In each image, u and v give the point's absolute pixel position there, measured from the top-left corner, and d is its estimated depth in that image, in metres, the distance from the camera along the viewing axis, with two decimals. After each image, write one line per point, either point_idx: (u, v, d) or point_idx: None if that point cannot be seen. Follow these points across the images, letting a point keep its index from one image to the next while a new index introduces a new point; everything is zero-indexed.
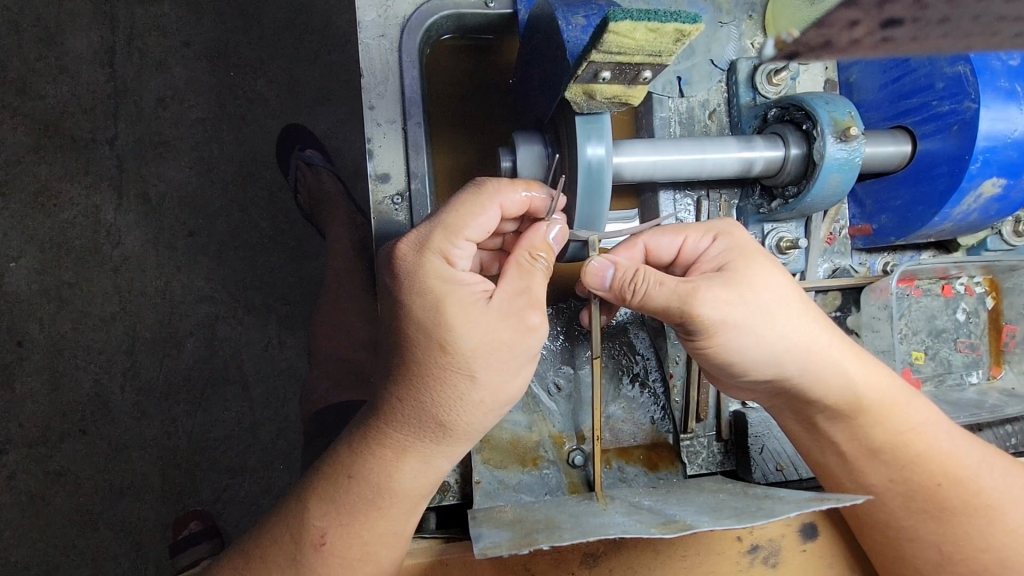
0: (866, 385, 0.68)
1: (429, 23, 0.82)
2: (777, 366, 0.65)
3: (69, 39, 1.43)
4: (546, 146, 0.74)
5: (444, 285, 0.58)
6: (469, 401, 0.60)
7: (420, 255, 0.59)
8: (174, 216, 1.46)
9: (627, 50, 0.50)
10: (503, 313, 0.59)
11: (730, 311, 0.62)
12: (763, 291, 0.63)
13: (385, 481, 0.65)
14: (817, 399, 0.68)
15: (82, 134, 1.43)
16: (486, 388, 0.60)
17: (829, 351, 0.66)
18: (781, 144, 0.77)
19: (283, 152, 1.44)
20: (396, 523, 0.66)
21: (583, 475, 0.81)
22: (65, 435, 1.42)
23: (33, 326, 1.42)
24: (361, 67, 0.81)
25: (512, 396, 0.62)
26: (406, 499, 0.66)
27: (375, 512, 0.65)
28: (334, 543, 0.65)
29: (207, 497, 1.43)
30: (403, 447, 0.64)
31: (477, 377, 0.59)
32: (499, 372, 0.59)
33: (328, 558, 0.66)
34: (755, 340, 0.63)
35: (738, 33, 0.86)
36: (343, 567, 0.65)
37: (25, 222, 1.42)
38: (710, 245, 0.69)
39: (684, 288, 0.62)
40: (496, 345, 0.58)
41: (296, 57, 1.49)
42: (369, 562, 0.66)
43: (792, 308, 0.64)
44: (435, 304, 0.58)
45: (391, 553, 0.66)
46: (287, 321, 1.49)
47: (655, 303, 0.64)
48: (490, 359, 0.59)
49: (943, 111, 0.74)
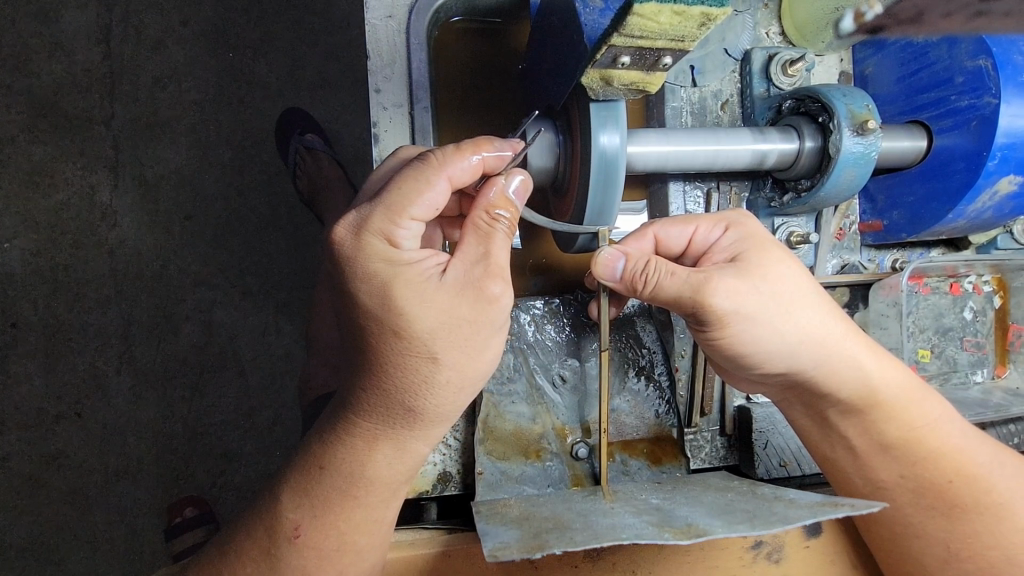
0: (881, 379, 0.68)
1: (438, 4, 0.80)
2: (790, 358, 0.64)
3: (64, 15, 1.39)
4: (558, 134, 0.73)
5: (390, 268, 0.56)
6: (435, 384, 0.59)
7: (360, 238, 0.56)
8: (171, 199, 1.44)
9: (650, 33, 0.48)
10: (460, 290, 0.57)
11: (743, 301, 0.61)
12: (777, 282, 0.62)
13: (349, 469, 0.63)
14: (831, 393, 0.68)
15: (77, 113, 1.40)
16: (451, 367, 0.58)
17: (843, 344, 0.65)
18: (795, 136, 0.76)
19: (283, 136, 1.42)
20: (374, 511, 0.65)
21: (588, 468, 0.80)
22: (60, 417, 1.40)
23: (27, 307, 1.40)
24: (367, 49, 0.79)
25: (481, 372, 0.61)
26: (382, 487, 0.64)
27: (351, 501, 0.64)
28: (309, 535, 0.64)
29: (202, 482, 1.43)
30: (369, 435, 0.62)
31: (439, 358, 0.57)
32: (460, 350, 0.58)
33: (304, 551, 0.64)
34: (767, 331, 0.62)
35: (753, 22, 0.84)
36: (321, 560, 0.64)
37: (19, 202, 1.39)
38: (722, 236, 0.68)
39: (696, 278, 0.61)
40: (456, 324, 0.56)
41: (297, 39, 1.46)
42: (349, 552, 0.64)
43: (805, 299, 0.64)
44: (383, 289, 0.55)
45: (374, 541, 0.65)
46: (284, 307, 1.48)
47: (667, 294, 0.63)
48: (448, 338, 0.57)
49: (963, 106, 0.73)
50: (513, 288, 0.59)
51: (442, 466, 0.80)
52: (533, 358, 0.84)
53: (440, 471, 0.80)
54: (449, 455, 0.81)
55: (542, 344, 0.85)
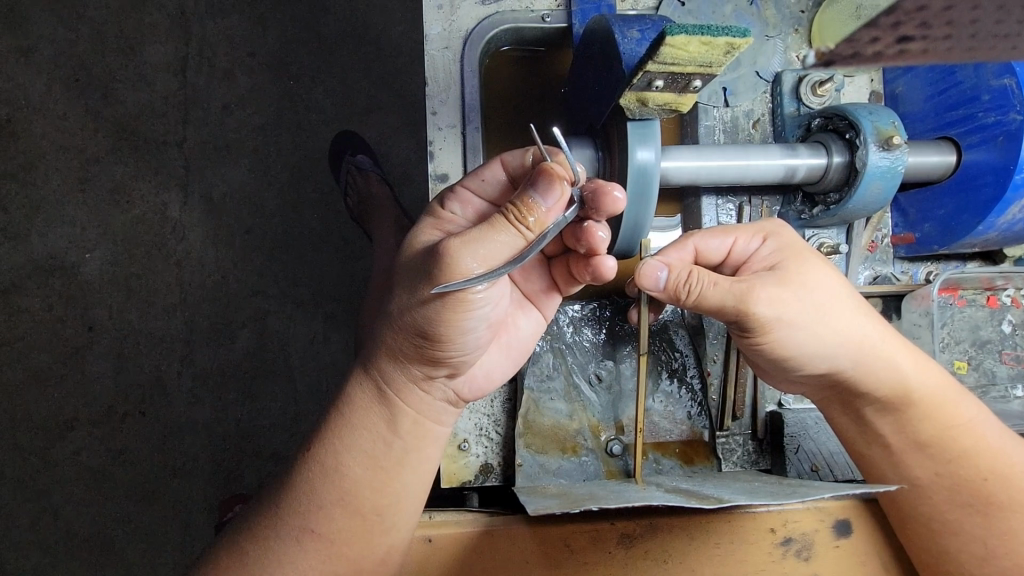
0: (917, 380, 0.70)
1: (489, 36, 0.89)
2: (830, 361, 0.68)
3: (147, 50, 1.57)
4: (596, 150, 0.79)
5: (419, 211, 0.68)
6: (397, 326, 0.61)
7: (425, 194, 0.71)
8: (233, 215, 1.57)
9: (681, 60, 0.54)
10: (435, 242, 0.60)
11: (785, 309, 0.65)
12: (817, 289, 0.66)
13: (351, 395, 0.69)
14: (868, 393, 0.71)
15: (155, 137, 1.57)
16: (405, 310, 0.59)
17: (881, 346, 0.69)
18: (824, 152, 0.80)
19: (336, 156, 1.54)
20: (369, 448, 0.69)
21: (622, 464, 0.85)
22: (128, 414, 1.54)
23: (104, 312, 1.55)
24: (425, 77, 0.88)
25: (441, 332, 0.60)
26: (370, 423, 0.68)
27: (346, 426, 0.69)
28: (317, 449, 0.70)
29: (252, 481, 1.53)
30: (368, 368, 0.68)
31: (400, 291, 0.60)
32: (411, 293, 0.59)
33: (309, 464, 0.70)
34: (807, 337, 0.66)
35: (784, 46, 0.89)
36: (320, 476, 0.69)
37: (102, 217, 1.56)
38: (761, 245, 0.72)
39: (739, 287, 0.65)
40: (418, 268, 0.59)
41: (351, 67, 1.59)
42: (337, 478, 0.68)
43: (842, 302, 0.67)
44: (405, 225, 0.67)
45: (362, 476, 0.68)
46: (332, 317, 1.58)
47: (710, 302, 0.67)
48: (408, 275, 0.60)
49: (989, 122, 0.76)
50: (478, 258, 0.55)
51: (484, 458, 0.86)
52: (570, 358, 0.90)
53: (483, 463, 0.86)
54: (490, 448, 0.87)
55: (579, 345, 0.91)
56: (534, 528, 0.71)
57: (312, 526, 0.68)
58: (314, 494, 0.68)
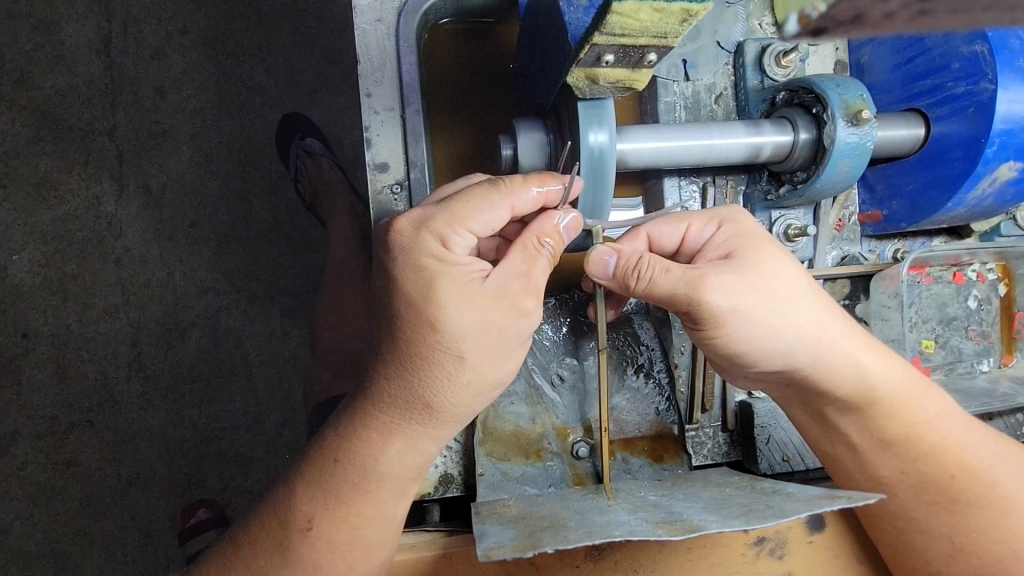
0: (879, 375, 0.67)
1: (426, 7, 0.80)
2: (787, 356, 0.64)
3: (64, 27, 1.40)
4: (548, 133, 0.72)
5: (440, 267, 0.57)
6: (455, 385, 0.59)
7: (419, 234, 0.57)
8: (174, 207, 1.45)
9: (631, 31, 0.48)
10: (498, 297, 0.57)
11: (739, 299, 0.60)
12: (774, 279, 0.62)
13: (363, 462, 0.64)
14: (828, 392, 0.67)
15: (81, 125, 1.42)
16: (483, 371, 0.59)
17: (839, 342, 0.65)
18: (789, 127, 0.75)
19: (282, 139, 1.42)
20: (386, 507, 0.66)
21: (590, 466, 0.80)
22: (73, 426, 1.42)
23: (37, 318, 1.41)
24: (357, 54, 0.79)
25: (503, 379, 0.61)
26: (392, 483, 0.65)
27: (362, 495, 0.64)
28: (321, 528, 0.64)
29: (214, 486, 1.44)
30: (388, 429, 0.63)
31: (473, 359, 0.58)
32: (484, 352, 0.58)
33: (315, 544, 0.64)
34: (764, 330, 0.61)
35: (745, 13, 0.83)
36: (331, 553, 0.64)
37: (26, 214, 1.41)
38: (715, 233, 0.67)
39: (691, 275, 0.60)
40: (488, 329, 0.57)
41: (294, 44, 1.46)
42: (359, 547, 0.65)
43: (800, 293, 0.63)
44: (428, 284, 0.56)
45: (383, 536, 0.66)
46: (289, 311, 1.48)
47: (661, 291, 0.62)
48: (476, 336, 0.57)
49: (959, 92, 0.72)
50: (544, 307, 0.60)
51: (443, 468, 0.81)
52: (531, 358, 0.84)
53: (441, 473, 0.81)
54: (450, 457, 0.81)
55: (540, 344, 0.85)
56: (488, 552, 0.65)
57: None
58: (321, 569, 0.65)
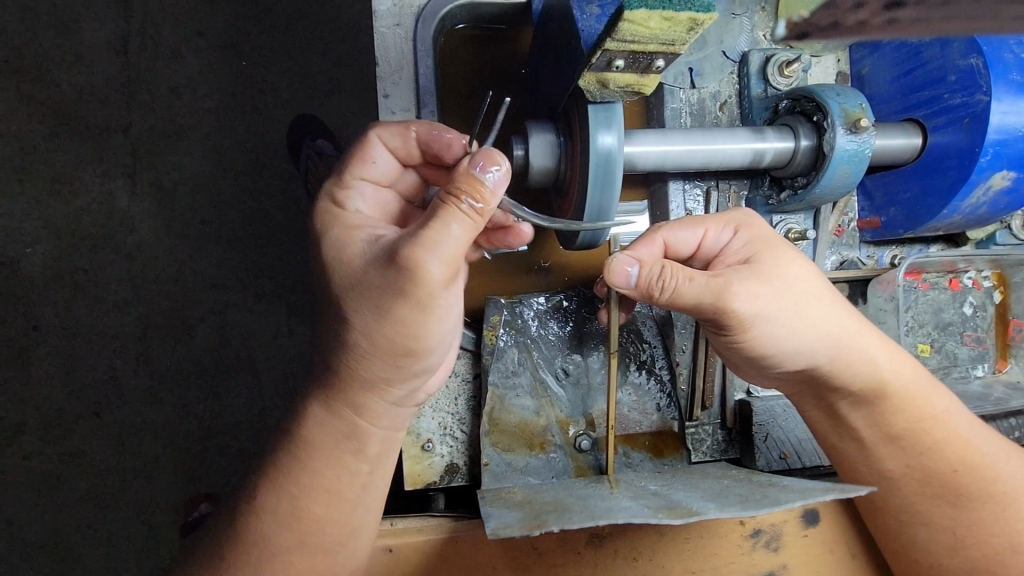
0: (891, 372, 0.70)
1: (444, 12, 0.83)
2: (809, 356, 0.66)
3: (82, 26, 1.44)
4: (558, 135, 0.75)
5: (342, 228, 0.63)
6: (362, 348, 0.59)
7: (330, 206, 0.67)
8: (185, 204, 1.48)
9: (641, 38, 0.51)
10: (384, 255, 0.56)
11: (763, 305, 0.62)
12: (794, 282, 0.65)
13: (307, 434, 0.66)
14: (843, 386, 0.70)
15: (96, 122, 1.45)
16: (379, 330, 0.57)
17: (858, 339, 0.68)
18: (791, 135, 0.78)
19: (294, 141, 1.46)
20: (325, 479, 0.66)
21: (593, 460, 0.82)
22: (79, 418, 1.45)
23: (48, 310, 1.45)
24: (376, 56, 0.83)
25: (409, 339, 0.58)
26: (329, 453, 0.66)
27: (300, 464, 0.66)
28: (266, 497, 0.66)
29: (216, 480, 1.46)
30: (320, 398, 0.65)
31: (369, 315, 0.57)
32: (375, 313, 0.57)
33: (260, 514, 0.66)
34: (789, 332, 0.64)
35: (750, 25, 0.86)
36: (275, 524, 0.65)
37: (41, 208, 1.44)
38: (732, 237, 0.70)
39: (714, 283, 0.62)
40: (375, 286, 0.56)
41: (307, 47, 1.50)
42: (300, 518, 0.65)
43: (819, 294, 0.66)
44: (329, 247, 0.62)
45: (325, 508, 0.66)
46: (295, 309, 1.51)
47: (686, 299, 0.64)
48: (363, 297, 0.57)
49: (955, 104, 0.75)
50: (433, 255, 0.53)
51: (449, 458, 0.83)
52: (536, 352, 0.87)
53: (448, 462, 0.83)
54: (456, 447, 0.84)
55: (545, 339, 0.88)
56: (499, 534, 0.68)
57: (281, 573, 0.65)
58: (265, 543, 0.65)
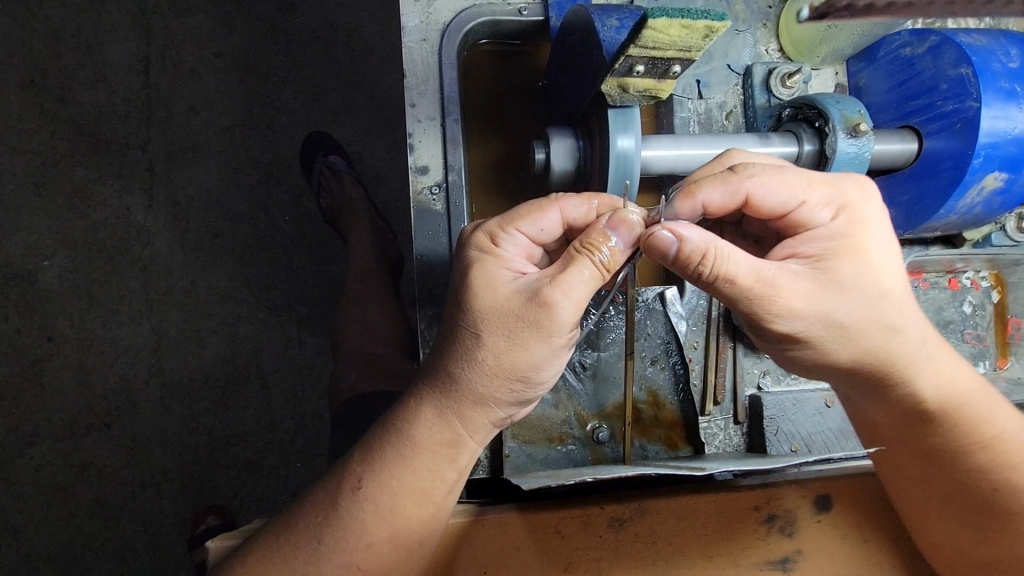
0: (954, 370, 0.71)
1: (467, 28, 0.89)
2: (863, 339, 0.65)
3: (106, 49, 1.51)
4: (578, 139, 0.80)
5: (480, 255, 0.65)
6: (482, 366, 0.63)
7: (470, 231, 0.69)
8: (200, 219, 1.53)
9: (661, 44, 0.56)
10: (528, 293, 0.61)
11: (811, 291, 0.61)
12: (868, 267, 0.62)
13: (417, 437, 0.68)
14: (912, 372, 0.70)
15: (116, 139, 1.51)
16: (504, 359, 0.62)
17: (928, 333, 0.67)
18: (795, 140, 0.83)
19: (306, 159, 1.51)
20: (424, 484, 0.68)
21: (609, 451, 0.87)
22: (92, 428, 1.47)
23: (64, 322, 1.48)
24: (403, 69, 0.88)
25: (525, 371, 0.63)
26: (429, 457, 0.68)
27: (401, 463, 0.68)
28: (370, 488, 0.68)
29: (225, 492, 1.48)
30: (426, 403, 0.68)
31: (499, 343, 0.62)
32: (507, 342, 0.61)
33: (361, 504, 0.68)
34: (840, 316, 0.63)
35: (754, 39, 0.93)
36: (373, 517, 0.67)
37: (61, 223, 1.49)
38: (855, 201, 0.64)
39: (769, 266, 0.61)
40: (512, 316, 0.61)
41: (321, 67, 1.57)
42: (395, 516, 0.67)
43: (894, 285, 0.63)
44: (467, 269, 0.65)
45: (419, 514, 0.67)
46: (306, 321, 1.54)
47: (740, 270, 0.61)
48: (500, 323, 0.62)
49: (947, 110, 0.80)
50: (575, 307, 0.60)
51: None
52: None
53: None
54: None
55: None
56: (523, 517, 0.70)
57: (361, 563, 0.67)
58: (362, 534, 0.67)
